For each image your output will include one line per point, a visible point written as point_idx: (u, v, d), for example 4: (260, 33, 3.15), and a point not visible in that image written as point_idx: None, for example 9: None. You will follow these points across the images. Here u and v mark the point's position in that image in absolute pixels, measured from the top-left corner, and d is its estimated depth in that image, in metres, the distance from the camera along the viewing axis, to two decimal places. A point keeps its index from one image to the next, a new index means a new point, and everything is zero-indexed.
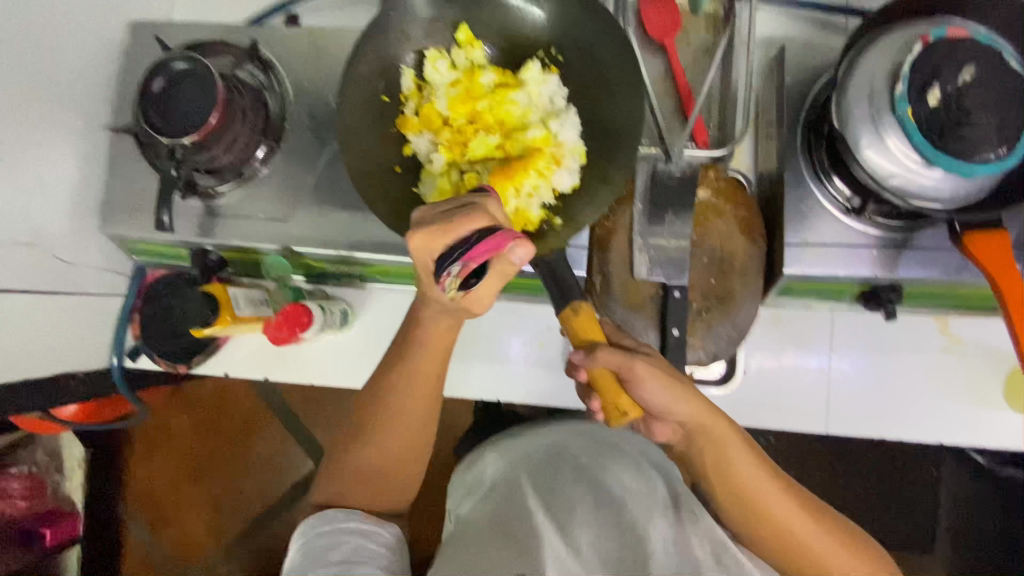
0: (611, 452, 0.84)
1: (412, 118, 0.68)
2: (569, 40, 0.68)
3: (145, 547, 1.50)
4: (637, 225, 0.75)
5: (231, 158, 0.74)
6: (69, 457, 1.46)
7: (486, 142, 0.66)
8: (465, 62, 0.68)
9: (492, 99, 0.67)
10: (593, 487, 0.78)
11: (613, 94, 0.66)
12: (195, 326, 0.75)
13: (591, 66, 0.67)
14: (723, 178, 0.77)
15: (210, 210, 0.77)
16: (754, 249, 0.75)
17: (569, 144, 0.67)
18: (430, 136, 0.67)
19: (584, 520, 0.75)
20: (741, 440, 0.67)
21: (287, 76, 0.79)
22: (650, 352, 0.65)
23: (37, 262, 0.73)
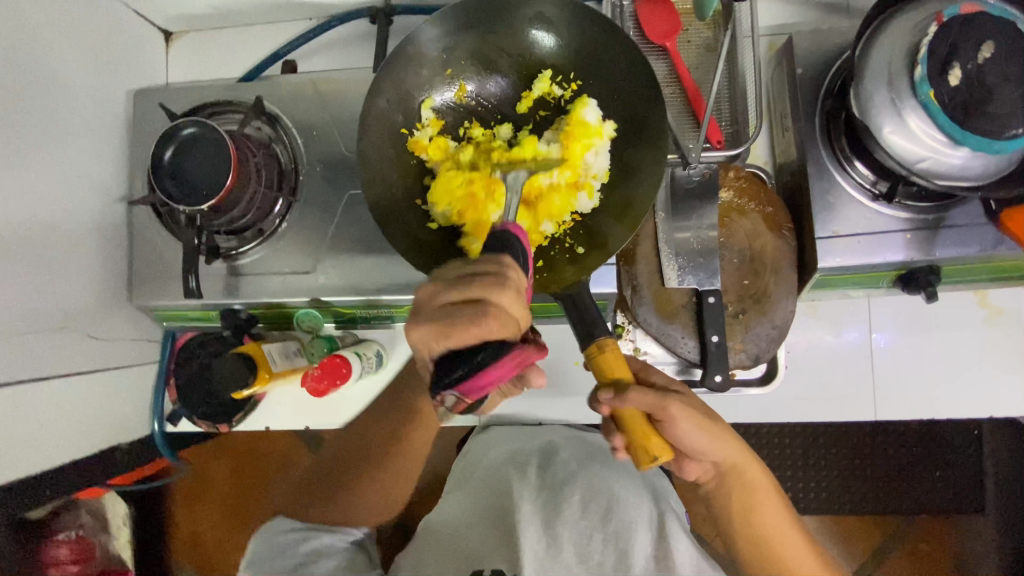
0: (603, 460, 0.86)
1: (426, 139, 0.67)
2: (579, 61, 0.67)
3: None
4: (661, 232, 0.74)
5: (250, 217, 0.74)
6: (114, 514, 1.43)
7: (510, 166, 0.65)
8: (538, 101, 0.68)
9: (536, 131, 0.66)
10: (585, 495, 0.82)
11: (632, 111, 0.65)
12: (234, 388, 0.76)
13: (607, 84, 0.66)
14: (744, 176, 0.76)
15: (233, 270, 0.77)
16: (783, 244, 0.74)
17: (594, 167, 0.65)
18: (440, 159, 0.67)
19: (571, 527, 0.79)
20: (768, 481, 0.67)
21: (294, 127, 0.79)
22: (680, 391, 0.62)
23: (70, 341, 0.73)
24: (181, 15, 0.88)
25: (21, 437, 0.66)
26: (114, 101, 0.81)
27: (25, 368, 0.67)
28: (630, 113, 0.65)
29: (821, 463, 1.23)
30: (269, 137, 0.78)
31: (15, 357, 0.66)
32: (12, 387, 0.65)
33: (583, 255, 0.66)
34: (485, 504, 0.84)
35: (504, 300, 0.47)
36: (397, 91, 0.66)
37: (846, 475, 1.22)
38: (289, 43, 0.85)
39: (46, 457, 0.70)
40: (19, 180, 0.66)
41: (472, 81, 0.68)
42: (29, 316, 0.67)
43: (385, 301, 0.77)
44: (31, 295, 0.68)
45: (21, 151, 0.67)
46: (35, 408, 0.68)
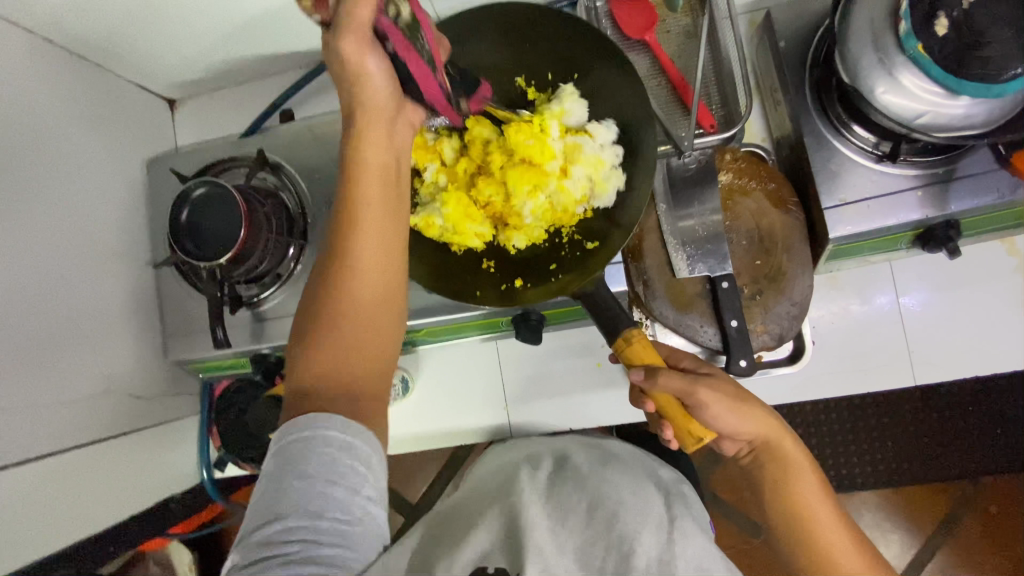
0: (618, 467, 0.77)
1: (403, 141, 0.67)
2: (557, 64, 0.68)
3: None
4: (664, 224, 0.74)
5: (268, 263, 0.78)
6: (180, 563, 1.50)
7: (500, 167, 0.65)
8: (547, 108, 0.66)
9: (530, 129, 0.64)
10: (588, 496, 0.68)
11: (615, 109, 0.66)
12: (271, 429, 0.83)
13: (584, 78, 0.67)
14: (740, 157, 0.75)
15: (258, 316, 0.80)
16: (792, 219, 0.73)
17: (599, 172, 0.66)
18: (425, 158, 0.67)
19: (576, 533, 0.63)
20: (807, 465, 0.64)
21: (296, 171, 0.81)
22: (713, 374, 0.63)
23: (116, 404, 0.77)
24: (182, 82, 0.93)
25: (78, 497, 0.70)
26: (130, 172, 0.86)
27: (75, 432, 0.71)
28: (612, 105, 0.66)
29: (874, 433, 1.18)
30: (276, 185, 0.81)
31: (65, 424, 0.70)
32: (65, 453, 0.69)
33: (594, 250, 0.66)
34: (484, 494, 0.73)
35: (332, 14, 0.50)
36: None
37: (902, 442, 1.17)
38: (284, 93, 0.89)
39: (104, 513, 0.74)
40: (51, 260, 0.71)
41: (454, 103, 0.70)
42: (73, 383, 0.72)
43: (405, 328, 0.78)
44: (73, 363, 0.72)
45: (50, 230, 0.71)
46: (89, 469, 0.72)
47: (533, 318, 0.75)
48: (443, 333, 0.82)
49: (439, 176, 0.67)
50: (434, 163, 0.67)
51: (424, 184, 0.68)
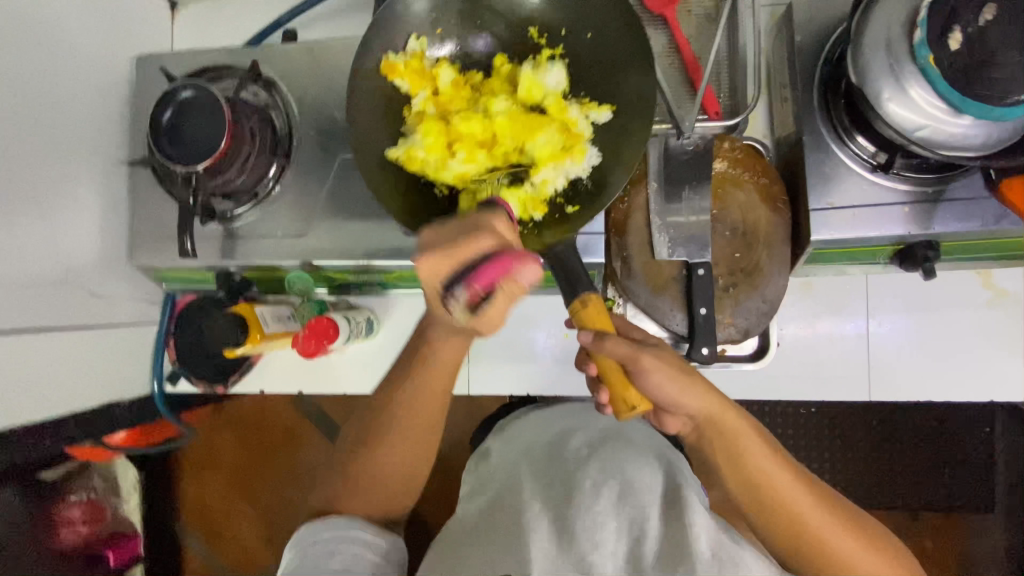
0: (615, 441, 0.80)
1: (398, 62, 0.64)
2: (571, 16, 0.64)
3: (203, 557, 1.64)
4: (653, 205, 0.73)
5: (244, 180, 0.75)
6: (124, 479, 1.58)
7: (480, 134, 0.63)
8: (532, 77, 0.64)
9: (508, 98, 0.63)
10: (594, 476, 0.74)
11: (620, 73, 0.62)
12: (228, 346, 0.77)
13: (592, 35, 0.64)
14: (739, 148, 0.74)
15: (229, 232, 0.79)
16: (778, 217, 0.72)
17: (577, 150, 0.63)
18: (418, 84, 0.64)
19: (587, 512, 0.69)
20: (754, 432, 0.64)
21: (290, 93, 0.79)
22: (658, 346, 0.63)
23: (72, 297, 0.75)
24: None
25: (18, 383, 0.68)
26: (118, 65, 0.82)
27: (25, 318, 0.69)
28: (617, 62, 0.62)
29: (824, 453, 1.20)
30: (266, 103, 0.77)
31: (16, 307, 0.68)
32: (9, 336, 0.67)
33: (576, 213, 0.64)
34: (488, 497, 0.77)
35: (488, 244, 0.48)
36: (386, 46, 0.64)
37: (850, 465, 1.20)
38: (289, 12, 0.86)
39: (44, 404, 0.73)
40: (21, 135, 0.68)
41: (454, 41, 0.66)
42: (28, 267, 0.69)
43: (376, 267, 0.77)
44: (31, 248, 0.70)
45: (22, 106, 0.68)
46: (32, 356, 0.70)
47: None
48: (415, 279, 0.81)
49: (431, 106, 0.64)
50: (427, 91, 0.64)
51: (412, 112, 0.65)
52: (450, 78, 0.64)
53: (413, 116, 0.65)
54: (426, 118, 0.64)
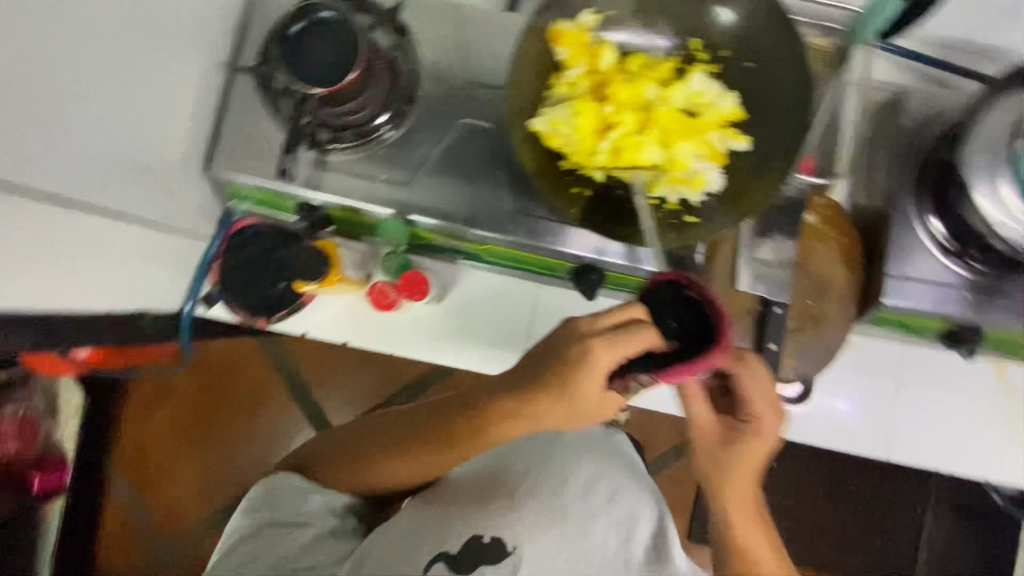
0: (609, 448, 0.77)
1: (567, 29, 0.65)
2: (735, 44, 0.68)
3: (128, 502, 1.51)
4: (745, 239, 0.77)
5: (357, 118, 0.72)
6: (66, 404, 1.41)
7: (629, 119, 0.64)
8: (691, 84, 0.65)
9: (661, 94, 0.65)
10: (586, 475, 0.71)
11: (769, 107, 0.66)
12: (309, 278, 0.77)
13: (751, 65, 0.67)
14: (829, 205, 0.80)
15: (320, 164, 0.75)
16: (853, 276, 0.78)
17: (708, 167, 0.66)
18: (579, 55, 0.65)
19: (575, 506, 0.67)
20: (750, 492, 0.62)
21: (425, 43, 0.76)
22: (761, 429, 0.59)
23: (143, 187, 0.69)
24: None
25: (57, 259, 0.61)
26: None
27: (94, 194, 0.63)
28: (767, 96, 0.66)
29: (784, 511, 1.26)
30: (392, 44, 0.73)
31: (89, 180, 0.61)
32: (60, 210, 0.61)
33: (696, 224, 0.67)
34: (479, 468, 0.72)
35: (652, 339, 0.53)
36: (555, 18, 0.65)
37: (805, 527, 1.26)
38: None
39: None
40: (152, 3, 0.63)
41: (625, 32, 0.69)
42: (114, 142, 0.63)
43: (469, 235, 0.76)
44: (126, 123, 0.63)
45: None
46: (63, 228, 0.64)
47: (596, 275, 0.75)
48: (500, 257, 0.80)
49: (583, 79, 0.65)
50: (584, 67, 0.66)
51: (563, 80, 0.65)
52: (611, 60, 0.66)
53: (564, 82, 0.65)
54: (576, 91, 0.66)
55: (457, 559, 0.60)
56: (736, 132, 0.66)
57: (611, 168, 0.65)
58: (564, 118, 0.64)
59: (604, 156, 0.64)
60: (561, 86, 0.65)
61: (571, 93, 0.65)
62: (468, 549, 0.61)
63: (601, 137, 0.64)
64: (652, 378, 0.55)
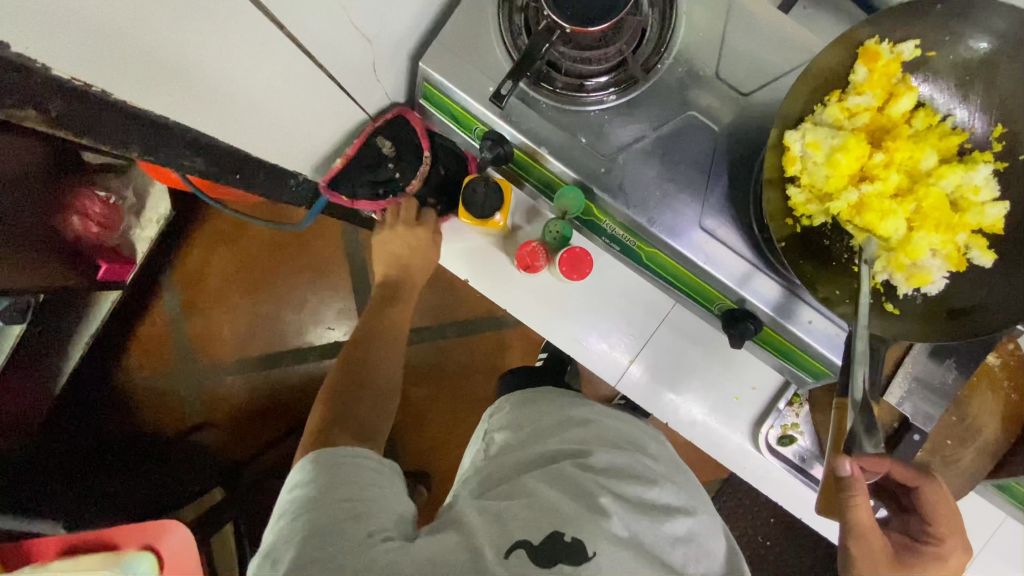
0: (686, 481, 0.71)
1: (880, 54, 0.58)
2: None
3: (167, 323, 1.41)
4: (916, 353, 0.71)
5: (588, 69, 0.68)
6: (152, 209, 1.31)
7: (890, 177, 0.58)
8: (971, 172, 0.58)
9: (934, 167, 0.59)
10: (672, 498, 0.65)
11: None
12: (480, 211, 0.75)
13: None
14: (1016, 353, 0.71)
15: (526, 96, 0.69)
16: (1004, 436, 0.72)
17: (937, 265, 0.59)
18: (875, 86, 0.59)
19: (653, 535, 0.60)
20: None
21: (685, 17, 0.69)
22: (941, 554, 0.62)
23: (353, 57, 0.66)
24: None
25: None
26: None
27: (316, 47, 0.60)
28: None
29: None
30: (653, 11, 0.69)
31: (322, 33, 0.59)
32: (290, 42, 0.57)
33: (890, 315, 0.61)
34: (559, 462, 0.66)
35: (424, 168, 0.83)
36: (875, 34, 0.58)
37: None
38: None
39: None
40: None
41: (927, 84, 0.61)
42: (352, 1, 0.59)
43: (640, 234, 0.71)
44: None
45: None
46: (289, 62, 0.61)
47: (750, 326, 0.69)
48: (658, 266, 0.75)
49: (863, 114, 0.59)
50: (874, 99, 0.59)
51: (843, 103, 0.59)
52: (903, 108, 0.59)
53: (842, 107, 0.59)
54: (849, 121, 0.60)
55: (538, 551, 0.55)
56: (985, 244, 0.59)
57: (839, 216, 0.60)
58: (823, 147, 0.58)
59: (846, 201, 0.59)
60: (837, 108, 0.59)
61: (844, 124, 0.59)
62: (546, 545, 0.55)
63: (850, 183, 0.59)
64: (853, 473, 0.55)
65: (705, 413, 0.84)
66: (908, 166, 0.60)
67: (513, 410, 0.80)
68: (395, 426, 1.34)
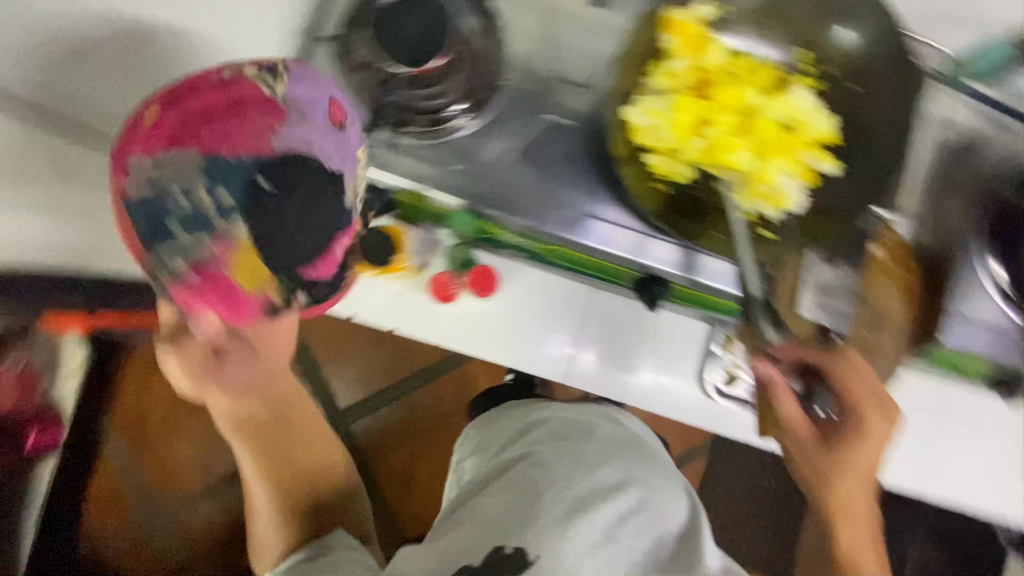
0: (638, 451, 0.75)
1: (681, 19, 0.64)
2: (843, 64, 0.66)
3: (119, 470, 1.31)
4: (810, 265, 0.76)
5: (433, 102, 0.70)
6: (67, 361, 1.22)
7: (727, 118, 0.64)
8: (792, 94, 0.65)
9: (761, 99, 0.65)
10: (619, 474, 0.69)
11: (865, 132, 0.65)
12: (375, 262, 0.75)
13: (853, 88, 0.66)
14: (897, 241, 0.78)
15: (390, 145, 0.72)
16: (914, 317, 0.77)
17: (795, 185, 0.64)
18: (685, 47, 0.65)
19: (604, 511, 0.64)
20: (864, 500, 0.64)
21: (508, 35, 0.74)
22: (859, 430, 0.62)
23: None
24: None
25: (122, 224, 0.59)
26: None
27: None
28: (860, 126, 0.66)
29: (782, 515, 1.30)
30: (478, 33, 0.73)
31: None
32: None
33: (769, 240, 0.66)
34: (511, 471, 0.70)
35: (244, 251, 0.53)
36: (670, 4, 0.65)
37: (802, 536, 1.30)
38: None
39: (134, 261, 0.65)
40: None
41: (733, 36, 0.69)
42: None
43: (534, 236, 0.75)
44: None
45: None
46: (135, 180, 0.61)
47: (660, 287, 0.74)
48: (563, 260, 0.79)
49: (686, 73, 0.65)
50: (690, 60, 0.65)
51: (666, 69, 0.65)
52: (718, 59, 0.66)
53: (666, 71, 0.65)
54: (677, 82, 0.65)
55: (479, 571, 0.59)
56: (829, 155, 0.64)
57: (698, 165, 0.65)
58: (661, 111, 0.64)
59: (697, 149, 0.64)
60: (663, 72, 0.65)
61: (673, 84, 0.65)
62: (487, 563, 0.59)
63: (693, 133, 0.65)
64: (769, 374, 0.60)
65: (658, 381, 0.86)
66: (738, 105, 0.65)
67: (479, 430, 0.85)
68: (385, 493, 1.32)
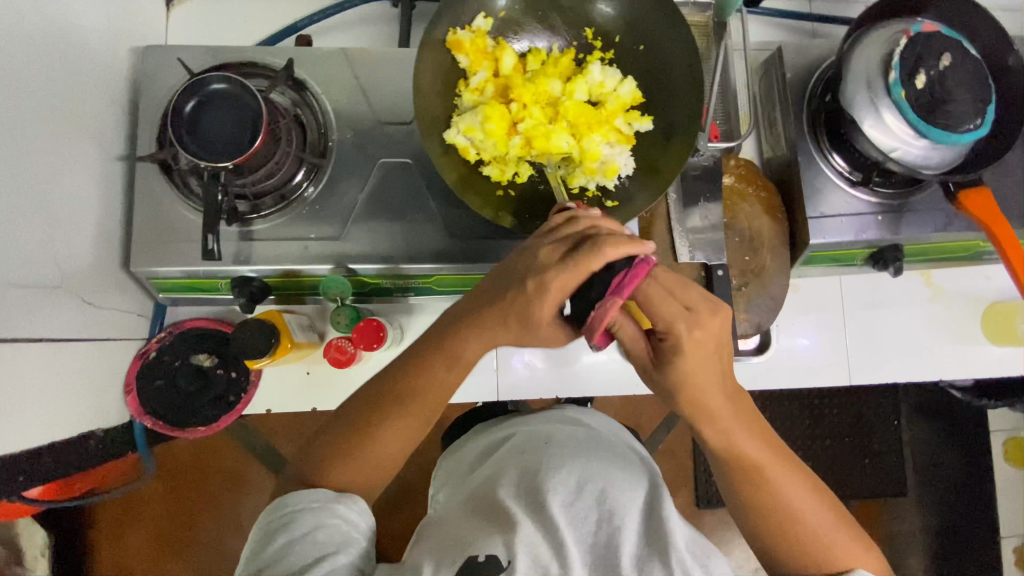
0: (600, 448, 0.73)
1: (464, 38, 0.67)
2: (624, 30, 0.71)
3: None
4: (674, 213, 0.80)
5: (274, 181, 0.71)
6: (28, 545, 1.18)
7: (538, 112, 0.67)
8: (588, 72, 0.69)
9: (563, 86, 0.69)
10: (575, 476, 0.67)
11: (665, 83, 0.69)
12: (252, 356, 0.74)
13: (641, 47, 0.70)
14: (740, 163, 0.85)
15: (245, 236, 0.73)
16: (778, 226, 0.83)
17: (615, 151, 0.69)
18: (478, 62, 0.68)
19: (565, 508, 0.63)
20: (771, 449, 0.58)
21: (325, 97, 0.76)
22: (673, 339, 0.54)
23: (67, 306, 0.67)
24: None
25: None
26: (121, 53, 0.74)
27: (22, 326, 0.61)
28: (660, 79, 0.70)
29: None
30: (293, 102, 0.75)
31: (16, 311, 0.59)
32: None
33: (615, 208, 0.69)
34: (470, 499, 0.69)
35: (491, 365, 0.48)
36: (450, 27, 0.68)
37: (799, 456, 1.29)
38: (308, 17, 0.86)
39: (22, 436, 0.63)
40: (47, 120, 0.61)
41: (523, 37, 0.72)
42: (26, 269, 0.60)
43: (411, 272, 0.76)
44: (36, 250, 0.61)
45: (54, 88, 0.62)
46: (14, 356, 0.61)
47: None
48: (451, 285, 0.81)
49: (487, 84, 0.68)
50: (486, 71, 0.68)
51: (469, 87, 0.68)
52: (512, 62, 0.68)
53: (469, 90, 0.68)
54: (482, 95, 0.68)
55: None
56: (638, 114, 0.69)
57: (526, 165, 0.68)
58: (474, 126, 0.66)
59: (518, 150, 0.67)
60: (465, 92, 0.68)
61: (478, 99, 0.68)
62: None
63: (511, 135, 0.67)
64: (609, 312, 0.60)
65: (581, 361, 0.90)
66: (544, 97, 0.68)
67: (442, 467, 0.84)
68: None
